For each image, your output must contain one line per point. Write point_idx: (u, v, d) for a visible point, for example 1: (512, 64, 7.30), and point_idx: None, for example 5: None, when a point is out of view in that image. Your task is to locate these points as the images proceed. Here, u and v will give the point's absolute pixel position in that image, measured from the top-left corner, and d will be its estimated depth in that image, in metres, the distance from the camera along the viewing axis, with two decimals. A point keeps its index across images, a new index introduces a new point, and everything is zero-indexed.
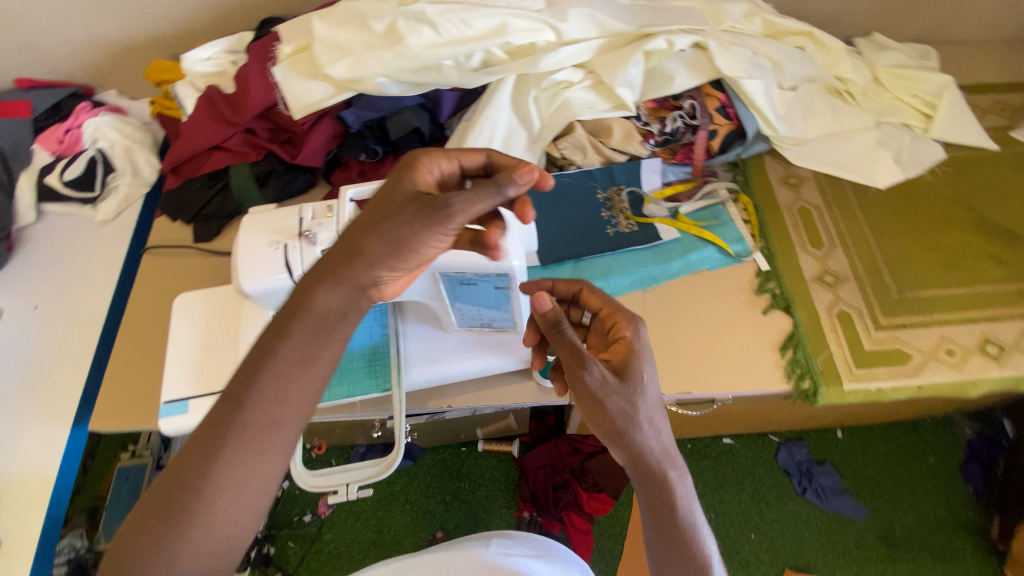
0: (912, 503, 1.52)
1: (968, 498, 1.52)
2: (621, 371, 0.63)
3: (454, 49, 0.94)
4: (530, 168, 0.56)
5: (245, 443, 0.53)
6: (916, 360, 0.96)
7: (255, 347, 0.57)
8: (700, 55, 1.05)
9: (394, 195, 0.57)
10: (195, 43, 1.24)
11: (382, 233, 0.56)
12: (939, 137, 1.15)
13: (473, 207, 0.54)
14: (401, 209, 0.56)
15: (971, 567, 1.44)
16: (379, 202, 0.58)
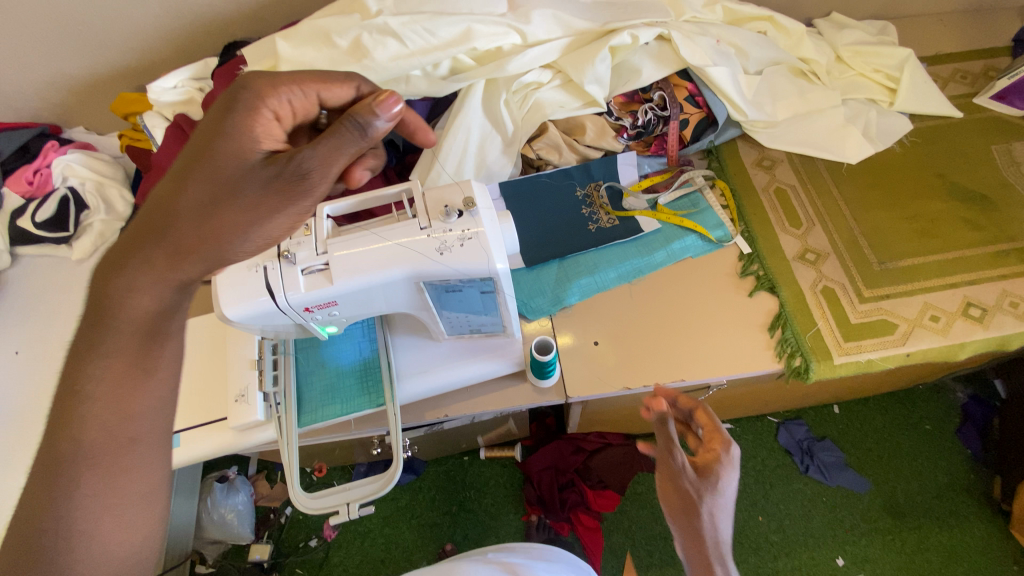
0: (914, 471, 1.54)
1: (967, 461, 1.54)
2: (704, 472, 0.66)
3: (421, 59, 0.95)
4: (391, 96, 0.52)
5: (101, 465, 0.45)
6: (903, 328, 0.97)
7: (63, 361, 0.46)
8: (664, 47, 1.06)
9: (234, 159, 0.52)
10: (160, 73, 1.23)
11: (217, 210, 0.51)
12: (905, 108, 1.18)
13: (334, 160, 0.52)
14: (245, 167, 0.52)
15: (977, 529, 1.46)
16: (212, 160, 0.52)
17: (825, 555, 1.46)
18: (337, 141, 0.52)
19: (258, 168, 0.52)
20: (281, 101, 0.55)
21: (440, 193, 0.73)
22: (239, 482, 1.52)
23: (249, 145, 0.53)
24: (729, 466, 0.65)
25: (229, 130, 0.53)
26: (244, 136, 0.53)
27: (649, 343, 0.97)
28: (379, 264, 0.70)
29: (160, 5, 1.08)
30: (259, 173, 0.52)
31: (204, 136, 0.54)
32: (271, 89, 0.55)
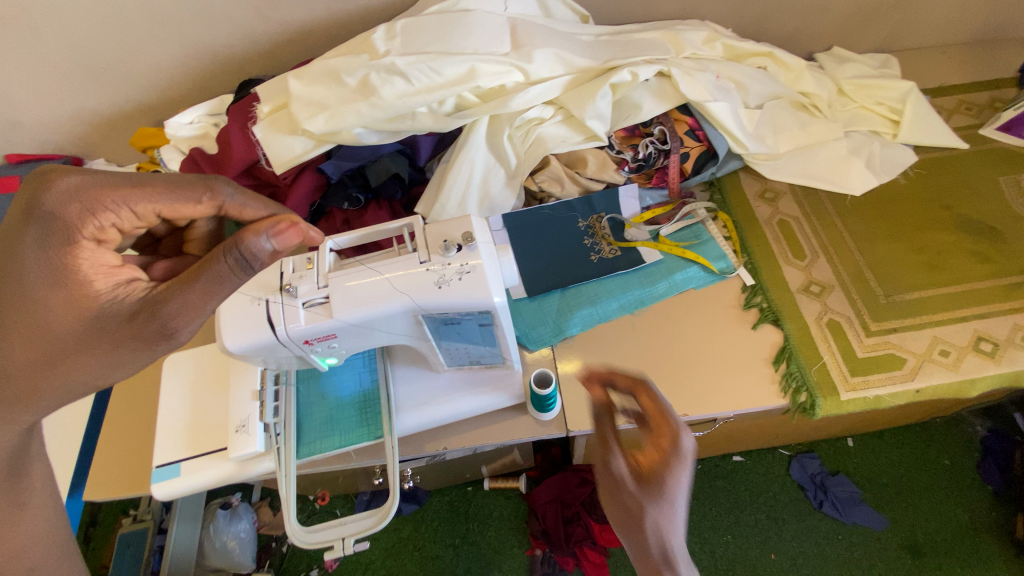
0: (934, 509, 1.49)
1: (988, 498, 1.48)
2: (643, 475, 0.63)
3: (426, 97, 0.98)
4: (286, 228, 0.56)
5: None
6: (912, 363, 0.95)
7: None
8: (664, 83, 1.08)
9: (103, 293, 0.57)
10: (178, 108, 1.28)
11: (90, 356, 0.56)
12: (908, 141, 1.18)
13: (203, 305, 0.55)
14: (82, 315, 0.55)
15: (1001, 571, 1.40)
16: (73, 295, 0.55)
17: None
18: (220, 286, 0.55)
19: (111, 314, 0.56)
20: (110, 212, 0.56)
21: (440, 228, 0.74)
22: (241, 509, 1.52)
23: (86, 283, 0.56)
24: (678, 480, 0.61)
25: (46, 265, 0.55)
26: (62, 276, 0.55)
27: (652, 376, 0.96)
28: (379, 297, 0.71)
29: (180, 44, 1.13)
30: (95, 320, 0.55)
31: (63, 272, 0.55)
32: (97, 205, 0.56)
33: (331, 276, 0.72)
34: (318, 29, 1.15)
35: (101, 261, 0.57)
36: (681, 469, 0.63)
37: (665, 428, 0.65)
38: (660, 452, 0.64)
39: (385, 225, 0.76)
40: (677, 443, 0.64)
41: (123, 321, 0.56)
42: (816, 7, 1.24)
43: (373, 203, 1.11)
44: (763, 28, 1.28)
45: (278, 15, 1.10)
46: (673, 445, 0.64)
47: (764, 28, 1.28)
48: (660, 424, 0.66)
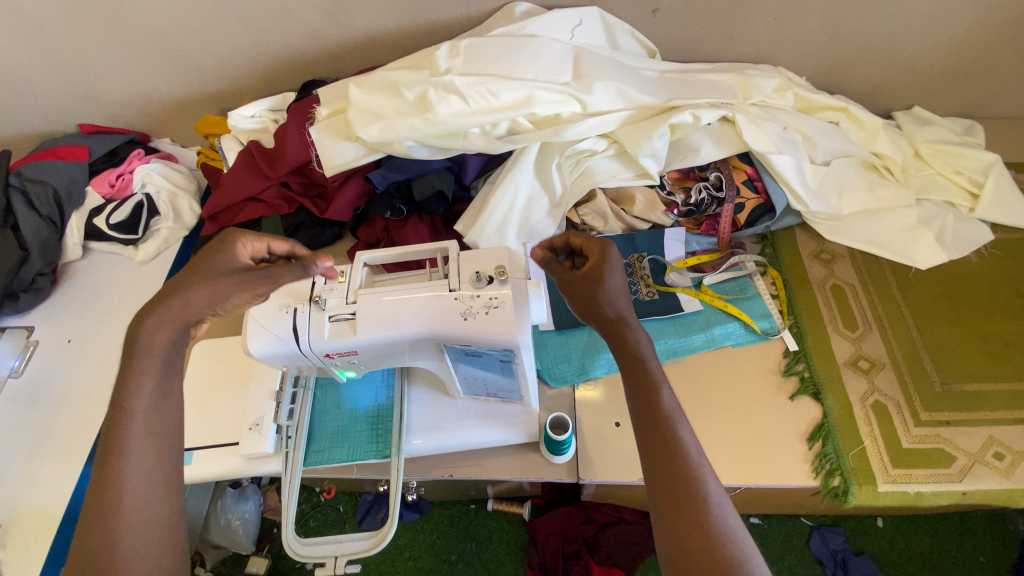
0: None
1: None
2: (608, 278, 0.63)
3: (481, 118, 0.97)
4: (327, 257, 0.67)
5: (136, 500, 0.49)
6: (961, 463, 0.87)
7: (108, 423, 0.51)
8: (727, 129, 1.03)
9: (211, 264, 0.58)
10: (243, 100, 1.32)
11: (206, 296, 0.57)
12: (985, 218, 1.09)
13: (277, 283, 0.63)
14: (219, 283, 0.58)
15: None
16: (201, 265, 0.58)
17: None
18: (286, 272, 0.64)
19: (225, 274, 0.59)
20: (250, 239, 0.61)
21: (474, 260, 0.72)
22: (250, 490, 1.53)
23: (224, 256, 0.59)
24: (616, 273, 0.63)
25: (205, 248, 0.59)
26: (211, 251, 0.59)
27: None
28: (404, 322, 0.69)
29: (251, 40, 1.17)
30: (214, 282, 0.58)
31: (209, 252, 0.59)
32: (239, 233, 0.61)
33: (362, 294, 0.70)
34: (384, 39, 1.17)
35: (239, 246, 0.60)
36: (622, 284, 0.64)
37: (604, 246, 0.65)
38: (595, 267, 0.64)
39: (418, 246, 0.75)
40: (610, 253, 0.65)
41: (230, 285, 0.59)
42: (900, 63, 1.16)
43: (414, 215, 1.11)
44: (838, 81, 1.22)
45: (347, 21, 1.13)
46: (604, 258, 0.64)
47: (839, 81, 1.22)
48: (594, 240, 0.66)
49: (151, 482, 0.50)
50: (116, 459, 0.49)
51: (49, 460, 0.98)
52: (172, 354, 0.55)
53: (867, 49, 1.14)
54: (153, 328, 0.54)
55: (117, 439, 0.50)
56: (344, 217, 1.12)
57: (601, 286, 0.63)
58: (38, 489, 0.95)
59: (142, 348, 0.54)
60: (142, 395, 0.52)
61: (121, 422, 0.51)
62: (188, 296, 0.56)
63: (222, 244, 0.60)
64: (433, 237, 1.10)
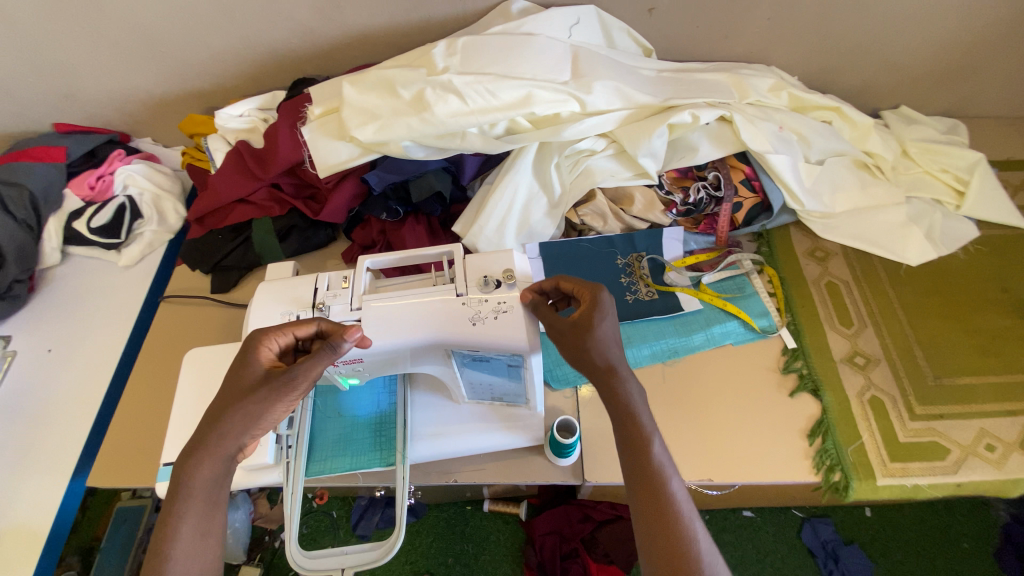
0: None
1: None
2: (591, 326, 0.61)
3: (479, 118, 0.96)
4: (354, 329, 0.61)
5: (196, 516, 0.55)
6: (956, 455, 0.89)
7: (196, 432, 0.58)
8: (724, 129, 1.04)
9: (243, 376, 0.59)
10: (229, 98, 1.28)
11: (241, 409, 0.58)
12: (972, 215, 1.12)
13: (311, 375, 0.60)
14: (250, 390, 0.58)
15: None
16: (235, 372, 0.60)
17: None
18: (315, 362, 0.59)
19: (256, 381, 0.59)
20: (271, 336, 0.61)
21: (482, 263, 0.71)
22: (240, 498, 1.48)
23: (250, 362, 0.60)
24: (604, 318, 0.61)
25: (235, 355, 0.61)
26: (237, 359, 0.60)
27: (677, 433, 0.92)
28: (411, 326, 0.68)
29: (238, 36, 1.13)
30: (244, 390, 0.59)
31: (236, 362, 0.61)
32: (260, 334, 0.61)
33: (367, 299, 0.69)
34: (377, 36, 1.14)
35: (265, 348, 0.61)
36: (611, 327, 0.62)
37: (593, 292, 0.63)
38: (585, 316, 0.62)
39: (423, 249, 0.73)
40: (600, 299, 0.63)
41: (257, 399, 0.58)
42: (889, 63, 1.19)
43: (411, 216, 1.09)
44: (829, 80, 1.23)
45: (338, 17, 1.10)
46: (593, 305, 0.62)
47: (830, 80, 1.23)
48: (585, 285, 0.64)
49: (192, 557, 0.54)
50: (169, 527, 0.54)
51: (34, 475, 0.94)
52: (218, 488, 0.57)
53: (858, 49, 1.15)
54: (196, 465, 0.56)
55: (197, 455, 0.57)
56: (338, 218, 1.10)
57: (591, 337, 0.61)
58: (21, 507, 0.91)
59: (189, 485, 0.56)
60: (180, 537, 0.54)
61: (157, 559, 0.53)
62: (224, 426, 0.58)
63: (246, 348, 0.61)
64: (431, 239, 1.09)
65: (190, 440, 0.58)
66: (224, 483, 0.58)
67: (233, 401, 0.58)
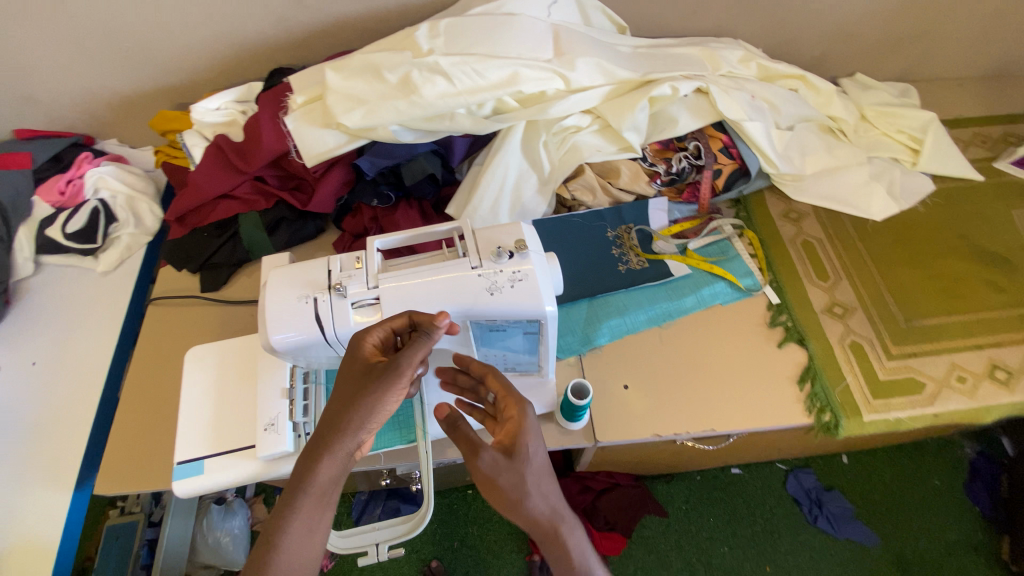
0: (923, 526, 1.54)
1: (975, 518, 1.54)
2: (509, 448, 0.63)
3: (467, 98, 0.97)
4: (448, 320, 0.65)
5: (310, 510, 0.59)
6: (931, 388, 0.97)
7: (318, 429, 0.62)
8: (702, 100, 1.08)
9: (351, 371, 0.63)
10: (201, 93, 1.25)
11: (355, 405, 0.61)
12: (927, 170, 1.20)
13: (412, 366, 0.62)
14: (359, 381, 0.62)
15: None
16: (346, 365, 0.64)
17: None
18: (414, 352, 0.63)
19: (363, 372, 0.62)
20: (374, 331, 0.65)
21: (492, 237, 0.74)
22: (236, 505, 1.47)
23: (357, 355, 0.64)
24: (526, 439, 0.63)
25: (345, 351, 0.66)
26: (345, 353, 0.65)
27: (679, 391, 0.97)
28: (429, 302, 0.70)
29: (210, 28, 1.10)
30: (354, 382, 0.62)
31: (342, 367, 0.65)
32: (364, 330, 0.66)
33: (382, 277, 0.70)
34: (355, 23, 1.14)
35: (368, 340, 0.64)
36: (531, 443, 0.64)
37: (520, 410, 0.65)
38: (511, 435, 0.64)
39: (434, 226, 0.75)
40: (527, 419, 0.65)
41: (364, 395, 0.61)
42: (844, 33, 1.26)
43: (402, 201, 1.09)
44: (792, 51, 1.30)
45: (314, 4, 1.08)
46: (520, 428, 0.64)
47: (792, 51, 1.30)
48: (512, 400, 0.67)
49: (300, 552, 0.58)
50: (287, 519, 0.58)
51: None
52: (332, 487, 0.61)
53: (817, 21, 1.22)
54: (316, 464, 0.60)
55: (322, 447, 0.60)
56: (327, 208, 1.09)
57: (518, 464, 0.62)
58: (29, 522, 0.93)
59: (308, 482, 0.59)
60: (293, 528, 0.58)
61: (270, 546, 0.57)
62: (340, 427, 0.61)
63: (351, 353, 0.64)
64: (424, 222, 1.09)
65: (308, 442, 0.62)
66: (337, 484, 0.61)
67: (344, 401, 0.62)
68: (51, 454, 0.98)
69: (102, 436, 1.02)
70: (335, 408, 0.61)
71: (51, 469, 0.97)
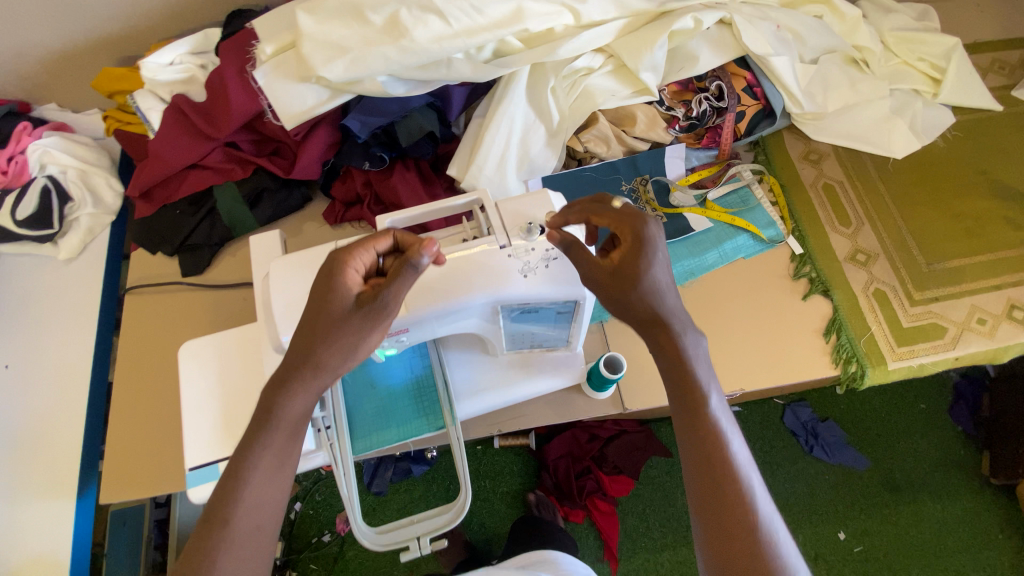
0: (911, 448, 1.62)
1: (958, 438, 1.63)
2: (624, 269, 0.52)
3: (466, 40, 0.85)
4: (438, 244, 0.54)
5: (279, 446, 0.52)
6: (952, 332, 0.97)
7: (285, 361, 0.53)
8: (725, 33, 0.98)
9: (327, 301, 0.52)
10: (148, 44, 1.07)
11: (333, 343, 0.52)
12: (949, 102, 1.14)
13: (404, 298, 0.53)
14: (341, 311, 0.52)
15: (967, 500, 1.57)
16: (321, 290, 0.53)
17: (829, 531, 1.56)
18: (403, 285, 0.52)
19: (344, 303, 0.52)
20: (359, 255, 0.54)
21: (520, 210, 0.66)
22: None
23: (337, 280, 0.52)
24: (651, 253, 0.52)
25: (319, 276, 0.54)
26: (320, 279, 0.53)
27: (706, 353, 0.94)
28: (458, 290, 0.63)
29: None
30: (334, 313, 0.52)
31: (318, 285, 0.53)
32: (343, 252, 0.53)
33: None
34: None
35: (348, 262, 0.53)
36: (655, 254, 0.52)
37: (637, 218, 0.53)
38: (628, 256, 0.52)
39: (446, 202, 0.68)
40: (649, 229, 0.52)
41: (350, 327, 0.52)
42: None
43: (398, 163, 0.97)
44: None
45: None
46: (639, 241, 0.52)
47: None
48: (619, 216, 0.54)
49: (266, 494, 0.51)
50: (247, 459, 0.51)
51: None
52: (302, 422, 0.54)
53: None
54: (287, 396, 0.52)
55: (290, 376, 0.52)
56: (312, 173, 0.98)
57: (640, 284, 0.52)
58: (36, 534, 0.88)
59: (276, 415, 0.52)
60: (258, 467, 0.51)
61: (235, 487, 0.50)
62: (315, 362, 0.52)
63: (331, 270, 0.53)
64: (424, 187, 0.99)
65: (277, 370, 0.53)
66: (307, 417, 0.54)
67: (323, 332, 0.52)
68: (47, 463, 0.91)
69: (97, 439, 0.95)
70: (311, 344, 0.52)
71: (49, 479, 0.91)
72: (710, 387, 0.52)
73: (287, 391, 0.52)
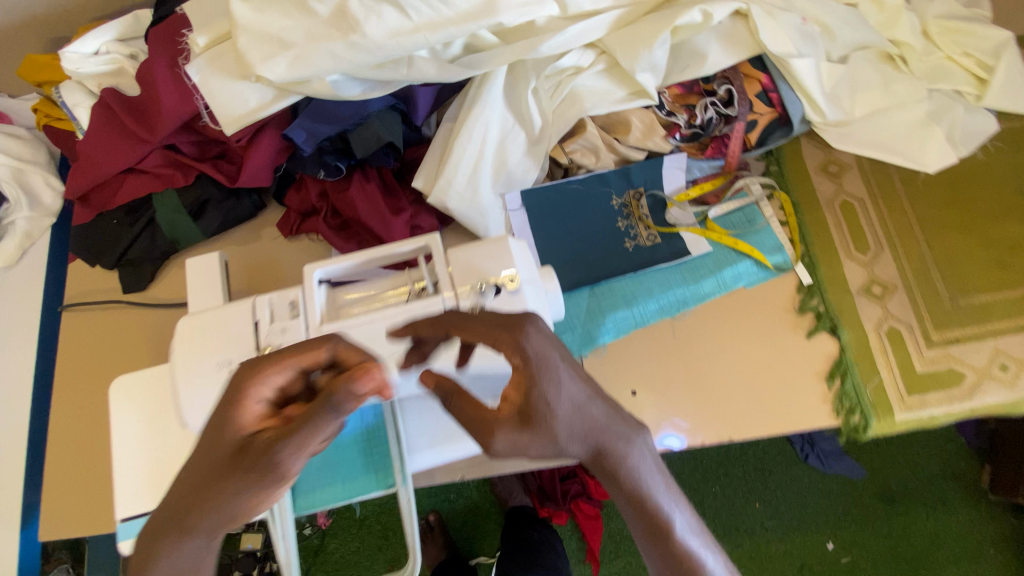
0: (910, 459, 1.54)
1: (961, 449, 1.56)
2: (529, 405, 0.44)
3: (428, 36, 0.72)
4: (370, 368, 0.42)
5: None
6: (970, 380, 0.87)
7: (163, 510, 0.45)
8: (739, 26, 0.84)
9: (217, 443, 0.45)
10: (83, 24, 0.95)
11: (219, 497, 0.44)
12: (993, 106, 0.98)
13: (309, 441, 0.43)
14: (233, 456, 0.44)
15: (962, 513, 1.52)
16: (216, 424, 0.45)
17: (818, 541, 1.51)
18: (311, 427, 0.42)
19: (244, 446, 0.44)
20: (270, 378, 0.46)
21: (474, 264, 0.59)
22: None
23: (236, 415, 0.45)
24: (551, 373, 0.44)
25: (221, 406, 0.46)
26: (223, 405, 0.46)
27: (695, 396, 0.85)
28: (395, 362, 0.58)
29: None
30: (227, 459, 0.44)
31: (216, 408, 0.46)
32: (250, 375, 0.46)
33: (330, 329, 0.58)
34: None
35: (251, 394, 0.45)
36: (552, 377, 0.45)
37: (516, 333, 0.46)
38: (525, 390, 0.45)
39: (387, 251, 0.58)
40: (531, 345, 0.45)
41: (230, 481, 0.44)
42: None
43: (357, 172, 0.86)
44: None
45: None
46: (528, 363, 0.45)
47: None
48: (495, 334, 0.47)
49: None
50: None
51: None
52: None
53: None
54: (166, 559, 0.44)
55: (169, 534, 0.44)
56: (261, 181, 0.86)
57: (549, 410, 0.44)
58: None
59: None
60: None
61: None
62: (199, 521, 0.44)
63: (229, 399, 0.46)
64: (388, 199, 0.88)
65: (152, 523, 0.45)
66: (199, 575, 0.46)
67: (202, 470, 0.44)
68: None
69: None
70: (194, 500, 0.44)
71: None
72: (674, 508, 0.45)
73: (163, 549, 0.44)
